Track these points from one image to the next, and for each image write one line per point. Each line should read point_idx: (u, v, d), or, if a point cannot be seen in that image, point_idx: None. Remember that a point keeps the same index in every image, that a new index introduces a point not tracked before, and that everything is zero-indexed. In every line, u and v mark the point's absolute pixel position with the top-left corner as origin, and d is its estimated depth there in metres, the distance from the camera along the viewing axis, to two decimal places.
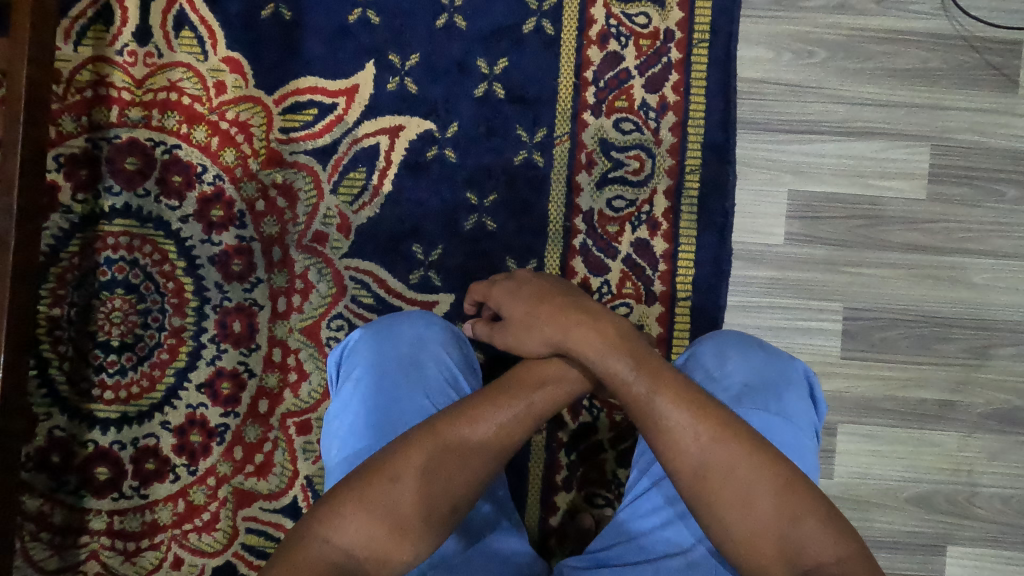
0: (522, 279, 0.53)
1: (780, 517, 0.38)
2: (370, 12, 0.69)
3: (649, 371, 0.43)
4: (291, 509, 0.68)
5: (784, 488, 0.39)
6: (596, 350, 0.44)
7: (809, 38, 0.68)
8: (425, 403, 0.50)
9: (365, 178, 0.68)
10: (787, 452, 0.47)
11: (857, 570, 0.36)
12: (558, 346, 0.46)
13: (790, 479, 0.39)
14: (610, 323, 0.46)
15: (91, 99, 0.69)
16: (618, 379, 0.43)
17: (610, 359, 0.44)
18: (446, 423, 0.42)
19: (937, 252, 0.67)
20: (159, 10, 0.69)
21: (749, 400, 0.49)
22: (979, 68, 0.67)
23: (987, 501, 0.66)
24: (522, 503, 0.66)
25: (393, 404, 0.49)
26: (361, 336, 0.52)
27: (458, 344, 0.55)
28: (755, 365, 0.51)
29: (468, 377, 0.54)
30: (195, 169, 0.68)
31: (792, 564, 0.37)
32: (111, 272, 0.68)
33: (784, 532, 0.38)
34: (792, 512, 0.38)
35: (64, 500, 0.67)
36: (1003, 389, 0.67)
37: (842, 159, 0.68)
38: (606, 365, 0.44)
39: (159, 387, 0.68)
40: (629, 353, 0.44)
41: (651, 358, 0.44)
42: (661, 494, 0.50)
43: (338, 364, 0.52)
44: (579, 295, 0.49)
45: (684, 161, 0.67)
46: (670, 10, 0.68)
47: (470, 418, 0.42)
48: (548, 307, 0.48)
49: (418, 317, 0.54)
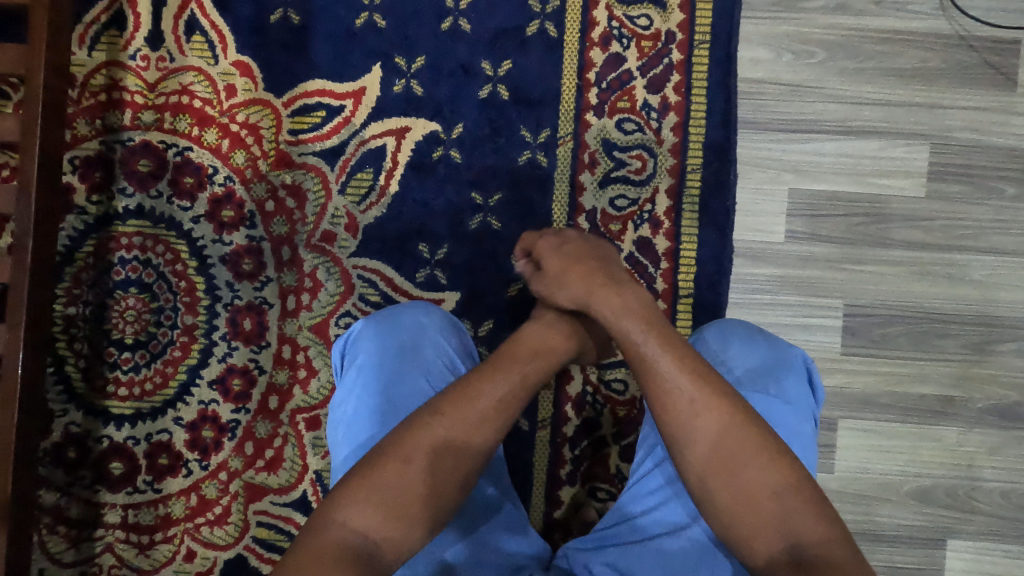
0: (567, 236, 0.56)
1: (770, 490, 0.39)
2: (377, 16, 0.70)
3: (656, 338, 0.45)
4: (300, 503, 0.69)
5: (775, 465, 0.40)
6: (614, 312, 0.48)
7: (809, 39, 0.69)
8: (425, 386, 0.52)
9: (372, 179, 0.69)
10: (784, 436, 0.48)
11: (835, 547, 0.38)
12: (583, 304, 0.50)
13: (781, 456, 0.40)
14: (630, 291, 0.49)
15: (105, 103, 0.70)
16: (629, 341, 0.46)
17: (623, 322, 0.47)
18: (450, 398, 0.43)
19: (937, 249, 0.68)
20: (171, 15, 0.71)
21: (750, 384, 0.50)
22: (978, 67, 0.68)
23: (988, 495, 0.67)
24: (527, 497, 0.67)
25: (395, 392, 0.51)
26: (364, 327, 0.54)
27: (456, 332, 0.56)
28: (757, 353, 0.52)
29: (467, 363, 0.55)
30: (206, 170, 0.70)
31: (777, 537, 0.39)
32: (124, 271, 0.70)
33: (768, 504, 0.39)
34: (779, 487, 0.39)
35: (80, 494, 0.69)
36: (1003, 384, 0.67)
37: (842, 158, 0.69)
38: (619, 327, 0.47)
39: (172, 384, 0.69)
40: (640, 319, 0.47)
41: (660, 320, 0.47)
42: (662, 474, 0.51)
43: (342, 353, 0.54)
44: (611, 260, 0.53)
45: (685, 160, 0.69)
46: (672, 12, 0.69)
47: (470, 393, 0.43)
48: (580, 269, 0.51)
49: (417, 306, 0.56)
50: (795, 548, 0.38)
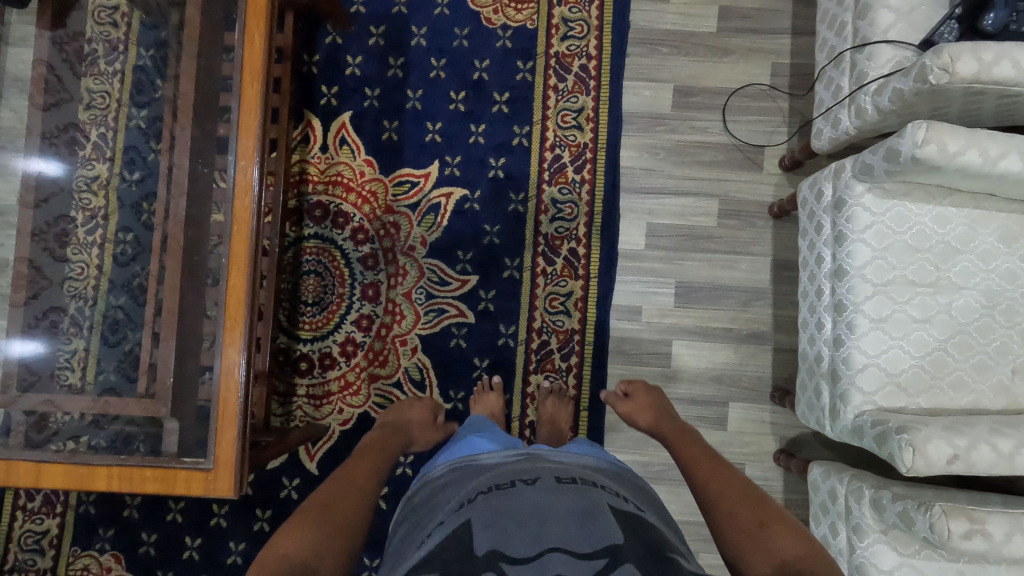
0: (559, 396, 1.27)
1: (669, 424, 1.06)
2: (436, 135, 1.37)
3: (646, 403, 1.14)
4: (396, 383, 1.33)
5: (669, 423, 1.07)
6: (633, 385, 1.21)
7: (657, 147, 1.36)
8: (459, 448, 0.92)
9: (434, 219, 1.36)
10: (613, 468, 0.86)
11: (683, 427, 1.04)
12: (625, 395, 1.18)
13: (671, 422, 1.07)
14: (635, 386, 1.20)
15: (298, 180, 1.35)
16: (634, 392, 1.18)
17: (633, 389, 1.19)
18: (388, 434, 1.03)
19: (723, 252, 1.33)
20: (332, 135, 1.37)
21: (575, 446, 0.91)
22: (743, 160, 1.35)
23: (751, 378, 1.31)
24: (513, 378, 1.32)
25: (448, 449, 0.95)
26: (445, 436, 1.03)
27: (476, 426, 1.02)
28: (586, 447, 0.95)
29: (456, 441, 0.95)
30: (350, 215, 1.35)
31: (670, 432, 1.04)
32: (308, 266, 1.34)
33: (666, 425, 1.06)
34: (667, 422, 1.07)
35: (284, 379, 1.33)
36: (758, 321, 1.32)
37: (674, 206, 1.35)
38: (632, 390, 1.19)
39: (331, 324, 1.34)
40: (638, 391, 1.18)
41: (634, 388, 1.19)
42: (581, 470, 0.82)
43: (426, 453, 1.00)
44: (637, 384, 1.21)
45: (593, 208, 1.34)
46: (585, 132, 1.35)
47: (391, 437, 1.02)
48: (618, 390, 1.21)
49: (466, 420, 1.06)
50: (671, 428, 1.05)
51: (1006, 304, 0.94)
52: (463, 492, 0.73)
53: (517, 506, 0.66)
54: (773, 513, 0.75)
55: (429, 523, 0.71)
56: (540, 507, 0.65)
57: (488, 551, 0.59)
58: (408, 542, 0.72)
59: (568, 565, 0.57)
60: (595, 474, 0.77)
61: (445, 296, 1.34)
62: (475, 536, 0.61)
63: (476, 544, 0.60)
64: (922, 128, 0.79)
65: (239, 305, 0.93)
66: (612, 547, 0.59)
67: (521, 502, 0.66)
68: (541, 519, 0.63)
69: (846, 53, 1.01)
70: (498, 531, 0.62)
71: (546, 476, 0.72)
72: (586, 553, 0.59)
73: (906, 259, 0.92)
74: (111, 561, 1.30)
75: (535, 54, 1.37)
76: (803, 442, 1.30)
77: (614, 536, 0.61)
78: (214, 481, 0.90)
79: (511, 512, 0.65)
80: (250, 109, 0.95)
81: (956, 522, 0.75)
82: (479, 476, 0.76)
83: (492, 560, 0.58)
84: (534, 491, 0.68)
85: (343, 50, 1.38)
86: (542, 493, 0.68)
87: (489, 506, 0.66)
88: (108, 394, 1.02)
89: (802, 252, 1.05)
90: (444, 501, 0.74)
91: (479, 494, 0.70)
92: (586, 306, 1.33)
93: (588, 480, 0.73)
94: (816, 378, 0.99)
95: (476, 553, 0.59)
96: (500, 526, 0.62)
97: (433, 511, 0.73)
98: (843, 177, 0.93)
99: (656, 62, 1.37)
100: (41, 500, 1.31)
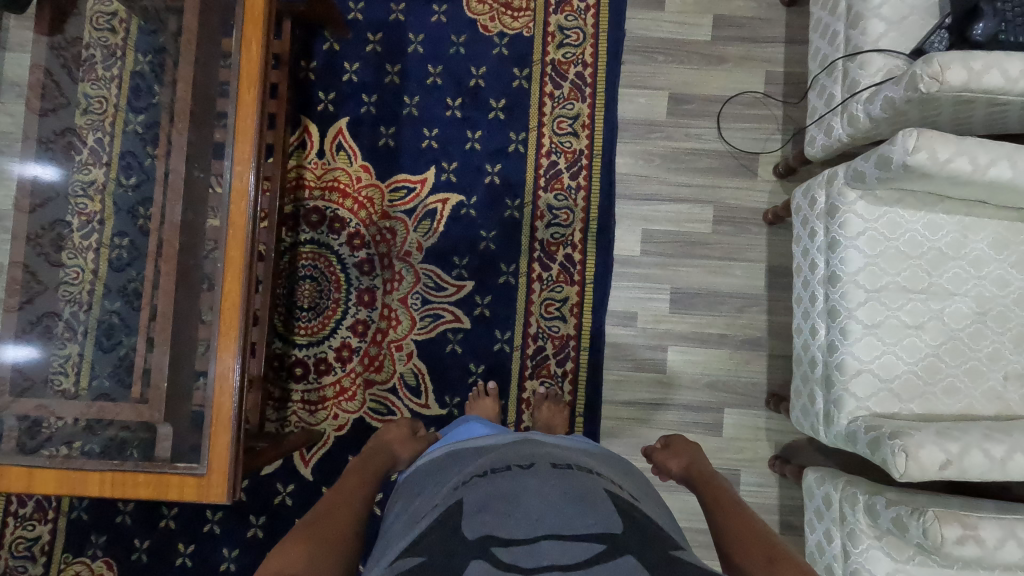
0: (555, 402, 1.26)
1: (693, 471, 1.02)
2: (432, 141, 1.38)
3: (677, 450, 1.09)
4: (391, 389, 1.33)
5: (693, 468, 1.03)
6: (672, 436, 1.16)
7: (652, 153, 1.37)
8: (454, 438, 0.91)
9: (430, 224, 1.36)
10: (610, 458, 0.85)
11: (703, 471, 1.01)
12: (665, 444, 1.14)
13: (694, 465, 1.03)
14: (676, 437, 1.15)
15: (295, 185, 1.35)
16: (672, 442, 1.13)
17: (673, 440, 1.14)
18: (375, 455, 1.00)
19: (718, 258, 1.34)
20: (329, 140, 1.37)
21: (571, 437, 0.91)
22: (738, 166, 1.36)
23: (746, 384, 1.32)
24: (508, 383, 1.32)
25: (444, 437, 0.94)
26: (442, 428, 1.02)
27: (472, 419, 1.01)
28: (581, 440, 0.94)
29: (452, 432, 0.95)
30: (346, 220, 1.35)
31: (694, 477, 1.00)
32: (304, 271, 1.34)
33: (689, 471, 1.03)
34: (692, 466, 1.03)
35: (279, 384, 1.33)
36: (752, 327, 1.33)
37: (669, 212, 1.35)
38: (671, 440, 1.14)
39: (326, 329, 1.33)
40: (677, 441, 1.13)
41: (674, 439, 1.14)
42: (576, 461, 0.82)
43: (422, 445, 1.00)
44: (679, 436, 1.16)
45: (589, 214, 1.35)
46: (581, 138, 1.36)
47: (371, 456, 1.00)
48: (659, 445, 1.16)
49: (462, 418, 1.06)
50: (695, 472, 1.02)
51: (997, 310, 0.94)
52: (458, 476, 0.73)
53: (513, 490, 0.65)
54: (786, 553, 0.72)
55: (425, 505, 0.70)
56: (538, 490, 0.65)
57: (482, 535, 0.59)
58: (403, 522, 0.71)
59: (560, 549, 0.57)
60: (591, 461, 0.77)
61: (441, 301, 1.34)
62: (466, 520, 0.62)
63: (468, 529, 0.61)
64: (913, 135, 0.79)
65: (234, 309, 0.93)
66: (610, 536, 0.59)
67: (518, 486, 0.66)
68: (534, 502, 0.63)
69: (838, 62, 1.02)
70: (494, 516, 0.62)
71: (543, 462, 0.72)
72: (583, 539, 0.58)
73: (898, 265, 0.93)
74: (103, 568, 1.29)
75: (531, 61, 1.38)
76: (798, 448, 1.30)
77: (612, 526, 0.61)
78: (207, 486, 0.90)
79: (507, 496, 0.65)
80: (246, 114, 0.95)
81: (949, 528, 0.76)
82: (475, 460, 0.75)
83: (485, 544, 0.58)
84: (528, 474, 0.68)
85: (340, 57, 1.39)
86: (539, 478, 0.67)
87: (486, 490, 0.66)
88: (102, 399, 1.02)
89: (796, 258, 1.05)
90: (439, 484, 0.74)
91: (475, 478, 0.69)
92: (581, 311, 1.33)
93: (584, 467, 0.73)
94: (810, 384, 0.99)
95: (468, 536, 0.60)
96: (497, 511, 0.62)
97: (428, 495, 0.73)
98: (836, 184, 0.94)
99: (651, 70, 1.38)
100: (33, 506, 1.30)
